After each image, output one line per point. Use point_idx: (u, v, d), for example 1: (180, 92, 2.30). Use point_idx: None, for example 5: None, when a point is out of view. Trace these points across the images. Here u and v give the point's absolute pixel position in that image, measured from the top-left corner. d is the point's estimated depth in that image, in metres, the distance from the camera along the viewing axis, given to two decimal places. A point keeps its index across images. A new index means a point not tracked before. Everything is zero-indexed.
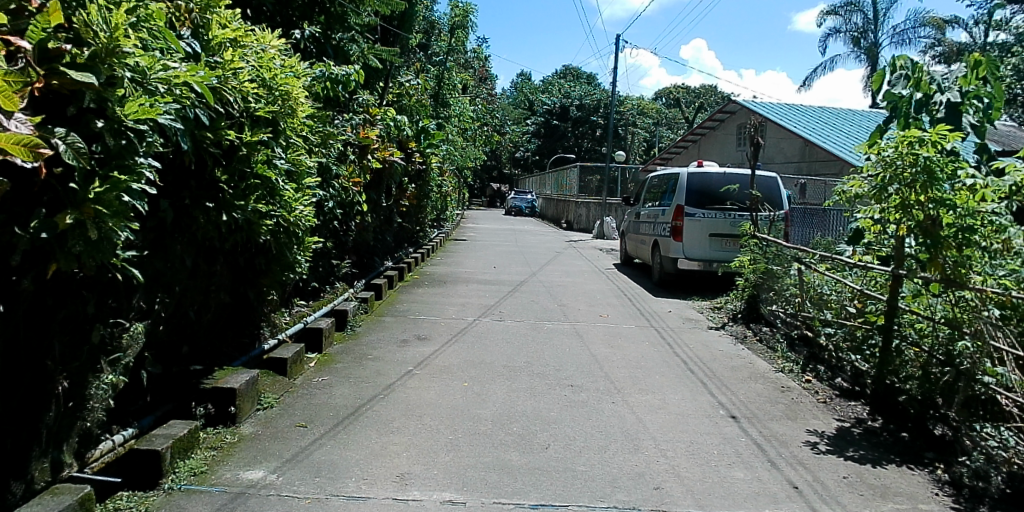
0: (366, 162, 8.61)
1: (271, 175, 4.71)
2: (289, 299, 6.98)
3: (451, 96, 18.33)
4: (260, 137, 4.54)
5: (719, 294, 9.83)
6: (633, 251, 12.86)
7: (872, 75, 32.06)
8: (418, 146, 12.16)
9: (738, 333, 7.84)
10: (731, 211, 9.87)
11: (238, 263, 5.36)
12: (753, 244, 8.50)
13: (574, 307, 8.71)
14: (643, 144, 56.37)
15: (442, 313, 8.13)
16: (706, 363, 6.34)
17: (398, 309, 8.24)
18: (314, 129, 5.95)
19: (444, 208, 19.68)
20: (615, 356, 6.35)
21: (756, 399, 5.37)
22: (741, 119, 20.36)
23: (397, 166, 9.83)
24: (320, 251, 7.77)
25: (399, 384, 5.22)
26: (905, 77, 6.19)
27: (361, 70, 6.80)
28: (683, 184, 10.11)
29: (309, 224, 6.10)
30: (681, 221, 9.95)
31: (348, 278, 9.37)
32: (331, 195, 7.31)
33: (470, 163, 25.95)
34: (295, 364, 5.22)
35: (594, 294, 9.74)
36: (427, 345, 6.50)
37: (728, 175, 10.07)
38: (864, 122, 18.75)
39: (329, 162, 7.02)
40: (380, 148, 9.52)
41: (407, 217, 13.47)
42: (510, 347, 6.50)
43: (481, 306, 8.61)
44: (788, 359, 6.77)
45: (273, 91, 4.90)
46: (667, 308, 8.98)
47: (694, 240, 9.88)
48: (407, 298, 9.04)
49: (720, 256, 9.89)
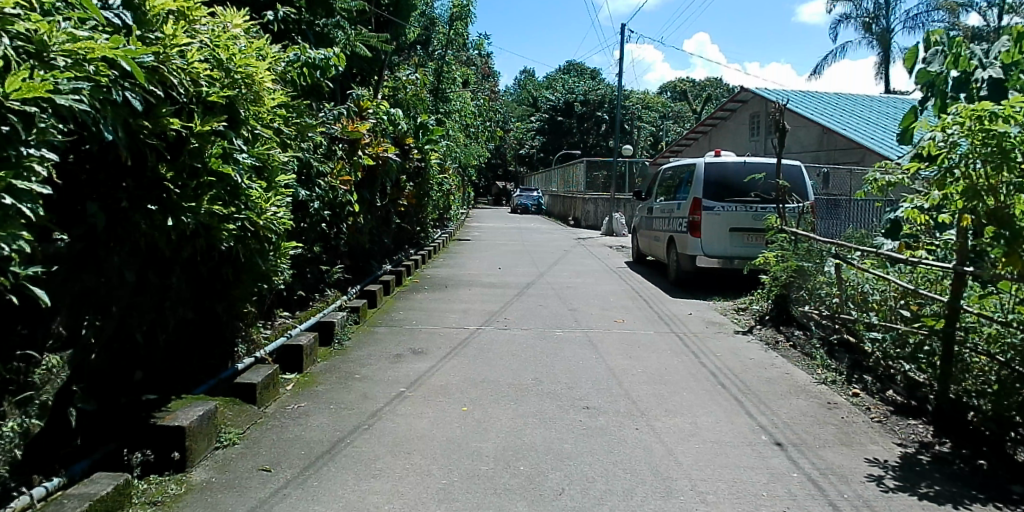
0: (356, 159, 7.95)
1: (229, 172, 4.02)
2: (268, 311, 6.30)
3: (450, 90, 17.61)
4: (214, 126, 3.85)
5: (743, 294, 9.07)
6: (646, 248, 12.11)
7: (884, 62, 31.07)
8: (415, 142, 11.46)
9: (767, 338, 7.08)
10: (752, 203, 9.14)
11: (200, 274, 4.66)
12: (782, 240, 7.76)
13: (587, 312, 7.98)
14: (649, 139, 55.44)
15: (442, 321, 7.42)
16: (738, 376, 5.62)
17: (394, 318, 7.54)
18: (286, 120, 5.28)
19: (447, 208, 18.99)
20: (635, 369, 5.63)
21: (800, 419, 4.65)
22: (754, 109, 19.53)
23: (392, 163, 9.16)
24: (306, 256, 7.12)
25: (387, 410, 4.52)
26: (942, 54, 5.35)
27: (342, 53, 6.09)
28: (700, 175, 9.38)
29: (285, 226, 5.41)
30: (699, 215, 9.20)
31: (341, 284, 8.70)
32: (318, 195, 6.81)
33: (474, 161, 25.23)
34: (267, 389, 4.53)
35: (608, 297, 9.01)
36: (423, 360, 5.80)
37: (748, 164, 9.31)
38: (884, 109, 17.89)
39: (310, 157, 6.34)
40: (372, 144, 8.83)
41: (407, 218, 12.79)
42: (516, 362, 5.78)
43: (484, 313, 7.89)
44: (828, 368, 6.02)
45: (230, 72, 4.21)
46: (688, 310, 8.24)
47: (713, 235, 9.13)
48: (405, 304, 8.34)
49: (742, 252, 9.16)
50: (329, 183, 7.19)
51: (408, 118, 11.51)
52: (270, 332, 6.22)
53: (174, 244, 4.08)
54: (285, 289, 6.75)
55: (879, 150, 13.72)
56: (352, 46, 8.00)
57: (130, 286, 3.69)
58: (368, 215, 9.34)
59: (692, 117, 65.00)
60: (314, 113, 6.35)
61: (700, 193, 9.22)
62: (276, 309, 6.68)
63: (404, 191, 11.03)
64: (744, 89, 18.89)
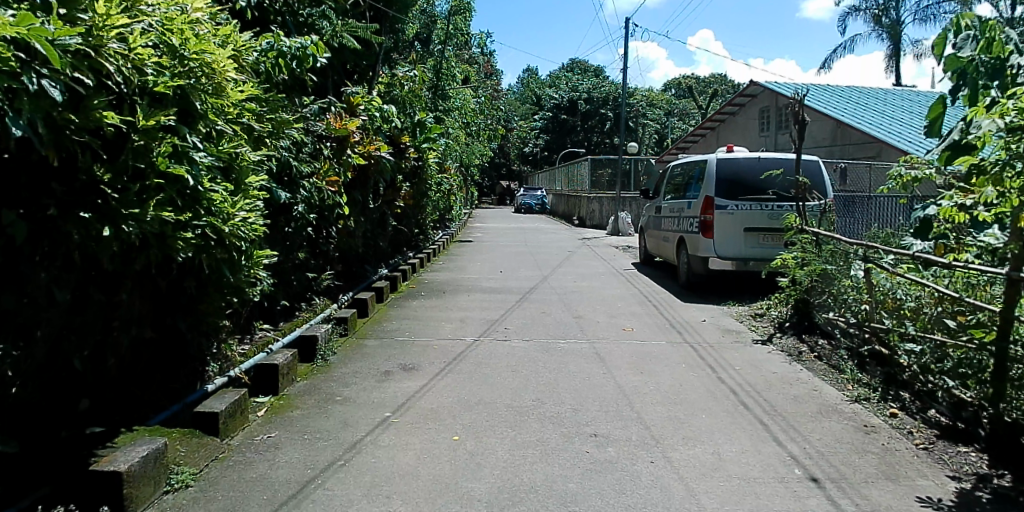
0: (346, 159, 7.45)
1: (180, 172, 3.49)
2: (243, 326, 5.80)
3: (449, 86, 17.01)
4: (160, 120, 3.34)
5: (758, 298, 8.52)
6: (655, 249, 11.56)
7: (894, 54, 30.32)
8: (412, 140, 10.94)
9: (789, 347, 6.53)
10: (767, 201, 8.59)
11: (156, 288, 4.16)
12: (803, 241, 7.23)
13: (593, 319, 7.44)
14: (654, 136, 54.77)
15: (437, 331, 6.89)
16: (762, 394, 5.08)
17: (385, 328, 7.02)
18: (257, 113, 4.78)
19: (448, 207, 18.50)
20: (647, 388, 5.09)
21: (836, 447, 4.10)
22: (764, 103, 18.91)
23: (384, 163, 8.66)
24: (286, 263, 6.65)
25: (368, 441, 3.99)
26: (974, 39, 4.71)
27: (320, 40, 5.55)
28: (711, 172, 8.84)
29: (258, 232, 4.89)
30: (711, 214, 8.66)
31: (331, 292, 8.20)
32: (301, 200, 6.38)
33: (476, 160, 24.64)
34: (232, 418, 4.02)
35: (616, 302, 8.47)
36: (413, 378, 5.27)
37: (762, 160, 8.76)
38: (899, 101, 17.24)
39: (287, 156, 5.82)
40: (364, 142, 8.33)
41: (404, 219, 12.27)
42: (516, 379, 5.25)
43: (483, 321, 7.36)
44: (860, 382, 5.46)
45: (182, 59, 3.71)
46: (701, 317, 7.69)
47: (727, 236, 8.59)
48: (399, 312, 7.83)
49: (758, 254, 8.61)
50: (313, 183, 6.72)
51: (404, 115, 10.99)
52: (247, 348, 5.72)
53: (120, 256, 3.58)
54: (264, 299, 6.26)
55: (897, 144, 13.11)
56: (339, 39, 7.51)
57: (63, 307, 3.19)
58: (361, 218, 8.85)
59: (697, 113, 64.24)
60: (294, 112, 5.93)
61: (712, 191, 8.68)
62: (256, 321, 6.19)
63: (401, 192, 10.52)
64: (753, 83, 18.27)
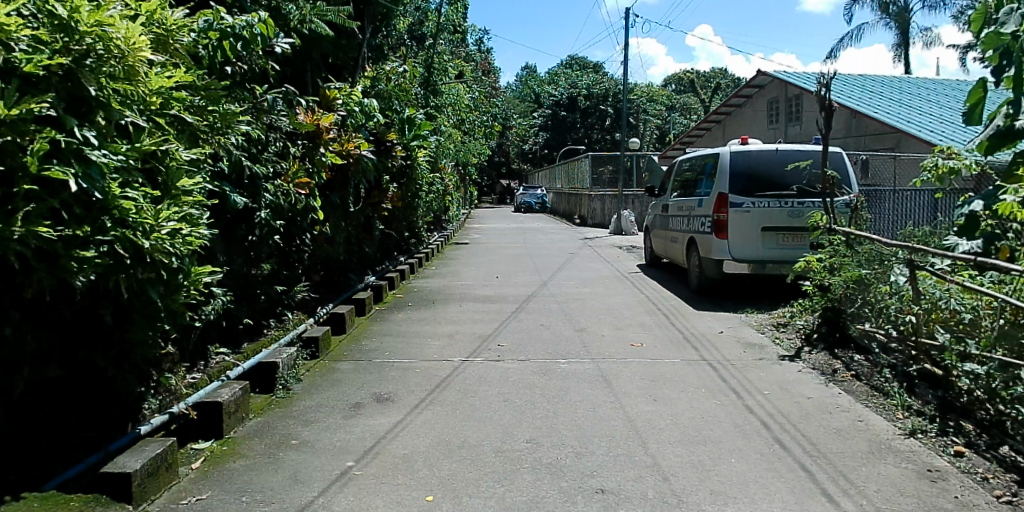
0: (318, 158, 6.72)
1: (60, 175, 2.70)
2: (193, 353, 5.02)
3: (442, 81, 16.18)
4: (31, 106, 2.59)
5: (779, 305, 7.73)
6: (662, 251, 10.76)
7: (903, 44, 29.43)
8: (400, 139, 10.34)
9: (821, 364, 5.74)
10: (787, 197, 7.79)
11: (63, 318, 3.39)
12: (836, 243, 6.45)
13: (598, 333, 6.64)
14: (655, 132, 53.94)
15: (421, 350, 6.10)
16: (799, 428, 4.28)
17: (364, 348, 6.23)
18: (193, 102, 4.02)
19: (444, 208, 17.73)
20: (663, 421, 4.29)
21: (901, 502, 3.29)
22: (772, 94, 18.10)
23: (366, 162, 7.88)
24: (246, 275, 5.97)
25: (319, 504, 3.20)
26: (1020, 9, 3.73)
27: (270, 18, 4.78)
28: (725, 166, 8.06)
29: (200, 246, 4.08)
30: (724, 213, 7.89)
31: (308, 305, 7.46)
32: (264, 206, 5.71)
33: (472, 157, 23.84)
34: (153, 476, 3.24)
35: (622, 311, 7.68)
36: (386, 413, 4.49)
37: (781, 151, 7.97)
38: (915, 90, 16.43)
39: (241, 154, 5.04)
40: (341, 140, 7.58)
41: (393, 222, 11.50)
42: (508, 412, 4.46)
43: (474, 337, 6.57)
44: (912, 410, 4.66)
45: (74, 34, 2.93)
46: (718, 329, 6.89)
47: (743, 236, 7.82)
48: (382, 327, 7.05)
49: (777, 256, 7.83)
50: (278, 185, 6.00)
51: (391, 111, 10.21)
52: (198, 377, 4.93)
53: None
54: (222, 317, 5.53)
55: (919, 134, 12.31)
56: (307, 25, 6.77)
57: None
58: (342, 222, 8.14)
59: (699, 108, 63.37)
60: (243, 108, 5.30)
61: (726, 187, 7.91)
62: (212, 344, 5.42)
63: (389, 193, 9.77)
64: (760, 73, 17.45)
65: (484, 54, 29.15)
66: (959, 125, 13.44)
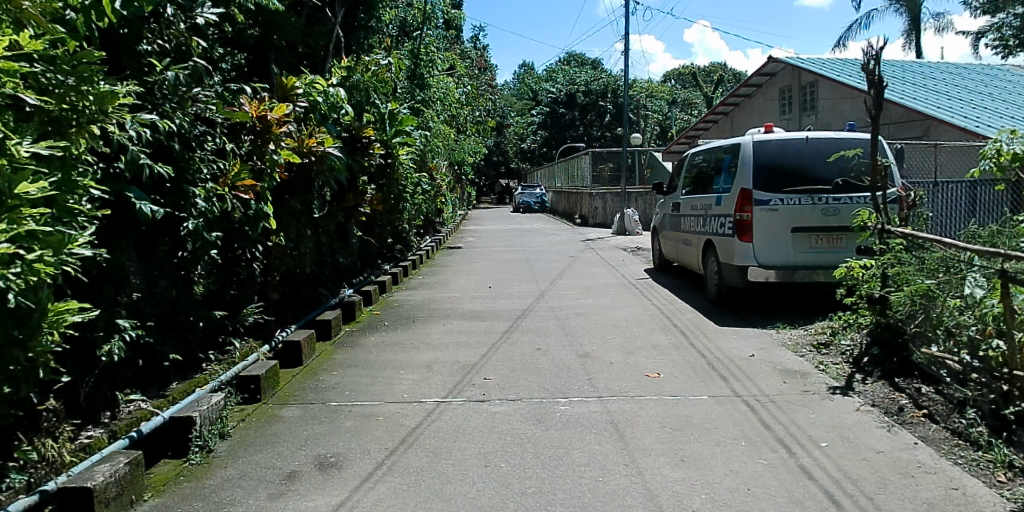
0: (269, 155, 5.64)
1: None
2: (85, 408, 3.96)
3: (430, 75, 15.05)
4: None
5: (814, 318, 6.66)
6: (672, 254, 9.68)
7: (911, 32, 28.30)
8: (380, 134, 9.31)
9: (883, 399, 4.64)
10: (821, 193, 6.77)
11: None
12: (894, 249, 5.37)
13: (605, 360, 5.54)
14: (657, 127, 52.84)
15: (390, 387, 4.99)
16: (879, 504, 3.17)
17: (321, 384, 5.13)
18: (46, 74, 2.92)
19: (435, 210, 16.64)
20: (695, 497, 3.18)
21: None
22: (784, 82, 17.00)
23: (334, 161, 6.73)
24: (176, 300, 4.96)
25: None
26: None
27: None
28: (747, 156, 7.05)
29: (60, 274, 2.91)
30: (748, 211, 6.87)
31: (265, 328, 6.42)
32: (194, 215, 4.71)
33: (467, 156, 22.76)
34: None
35: (631, 329, 6.57)
36: (327, 487, 3.39)
37: (811, 139, 6.92)
38: (938, 75, 15.31)
39: (141, 150, 3.95)
40: (300, 134, 6.53)
41: (373, 227, 10.45)
42: (489, 484, 3.35)
43: (456, 367, 5.47)
44: (1019, 470, 3.52)
45: None
46: (748, 351, 5.77)
47: (770, 238, 6.81)
48: (348, 355, 5.93)
49: (810, 260, 6.80)
50: (212, 189, 4.94)
51: (370, 105, 9.16)
52: (95, 436, 3.84)
53: None
54: (139, 354, 4.52)
55: (952, 120, 11.17)
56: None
57: None
58: (306, 230, 7.10)
59: (699, 103, 62.26)
60: (141, 99, 4.31)
61: (749, 182, 6.89)
62: (122, 390, 4.35)
63: (366, 196, 8.74)
64: (770, 60, 16.37)
65: (478, 48, 28.08)
66: (993, 110, 12.32)
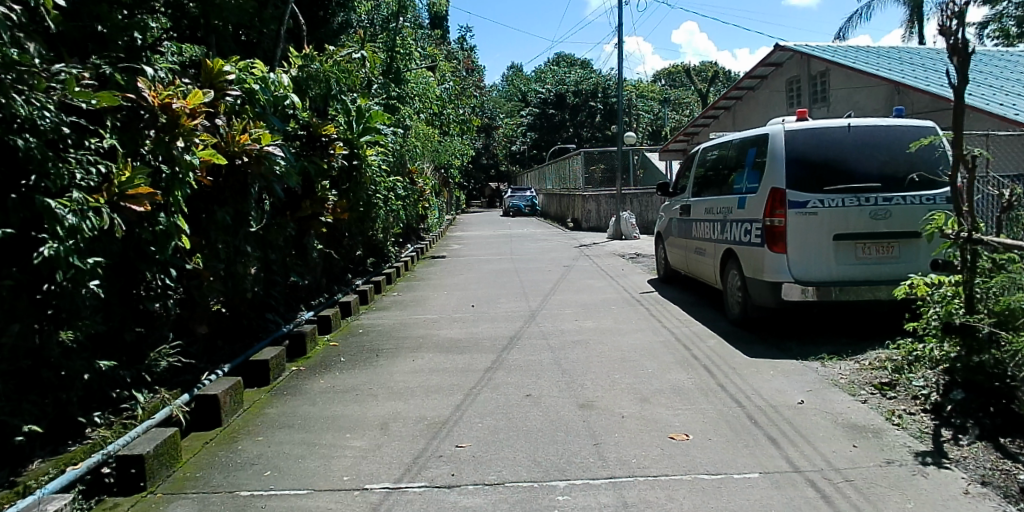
0: (180, 158, 4.36)
1: None
2: None
3: (408, 69, 13.78)
4: None
5: (863, 347, 5.50)
6: (681, 264, 8.50)
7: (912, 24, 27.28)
8: (344, 132, 8.07)
9: (994, 473, 3.40)
10: (869, 192, 5.59)
11: None
12: (1001, 279, 4.11)
13: (613, 412, 4.28)
14: (649, 128, 51.83)
15: (328, 461, 3.70)
16: None
17: (237, 458, 3.83)
18: None
19: (416, 217, 15.38)
20: None
21: None
22: (791, 72, 15.89)
23: (274, 162, 5.47)
24: (41, 350, 3.64)
25: None
26: None
27: None
28: (777, 149, 5.86)
29: None
30: (780, 216, 5.68)
31: (185, 374, 5.15)
32: (56, 236, 3.37)
33: (452, 158, 21.49)
34: None
35: (643, 365, 5.32)
36: None
37: (855, 129, 5.76)
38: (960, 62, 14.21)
39: None
40: (229, 130, 5.28)
41: (340, 239, 9.20)
42: None
43: (421, 425, 4.19)
44: None
45: None
46: (795, 396, 4.53)
47: (808, 248, 5.63)
48: (283, 409, 4.63)
49: (856, 275, 5.64)
50: (84, 200, 3.57)
51: (332, 99, 7.92)
52: None
53: None
54: None
55: (987, 108, 10.00)
56: None
57: None
58: (245, 247, 5.85)
59: (691, 103, 61.31)
60: None
61: (782, 180, 5.71)
62: None
63: (327, 203, 7.52)
64: (776, 49, 15.26)
65: (465, 47, 26.98)
66: None
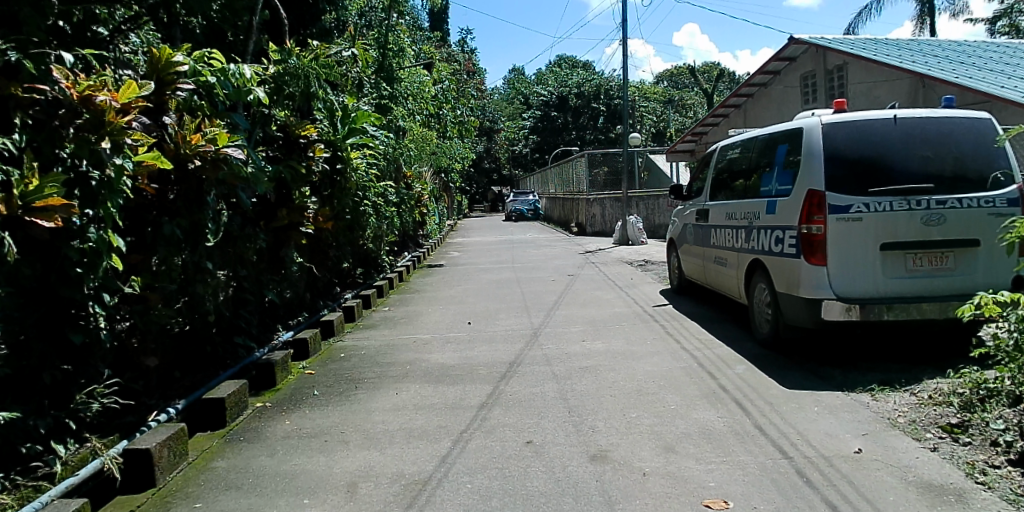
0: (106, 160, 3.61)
1: None
2: None
3: (402, 67, 13.09)
4: None
5: (915, 377, 4.74)
6: (696, 275, 7.76)
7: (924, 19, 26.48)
8: (326, 133, 7.35)
9: None
10: (921, 194, 4.81)
11: None
12: None
13: (632, 466, 3.51)
14: (653, 129, 51.10)
15: None
16: None
17: None
18: None
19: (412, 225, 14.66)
20: None
21: None
22: (806, 67, 15.10)
23: (234, 165, 4.72)
24: None
25: None
26: None
27: None
28: (813, 145, 5.10)
29: None
30: (818, 223, 4.92)
31: (128, 416, 4.48)
32: None
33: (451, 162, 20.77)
34: None
35: (663, 400, 4.55)
36: None
37: (902, 121, 5.00)
38: (986, 53, 13.41)
39: None
40: (179, 129, 4.53)
41: (325, 250, 8.51)
42: None
43: (397, 485, 3.43)
44: None
45: None
46: (850, 444, 3.75)
47: (850, 260, 4.86)
48: (234, 462, 3.86)
49: (906, 291, 4.87)
50: None
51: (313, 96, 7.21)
52: None
53: None
54: None
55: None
56: None
57: None
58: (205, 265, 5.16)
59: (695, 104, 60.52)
60: None
61: (820, 181, 4.94)
62: None
63: (307, 211, 6.78)
64: (790, 43, 14.48)
65: (465, 48, 26.33)
66: None
